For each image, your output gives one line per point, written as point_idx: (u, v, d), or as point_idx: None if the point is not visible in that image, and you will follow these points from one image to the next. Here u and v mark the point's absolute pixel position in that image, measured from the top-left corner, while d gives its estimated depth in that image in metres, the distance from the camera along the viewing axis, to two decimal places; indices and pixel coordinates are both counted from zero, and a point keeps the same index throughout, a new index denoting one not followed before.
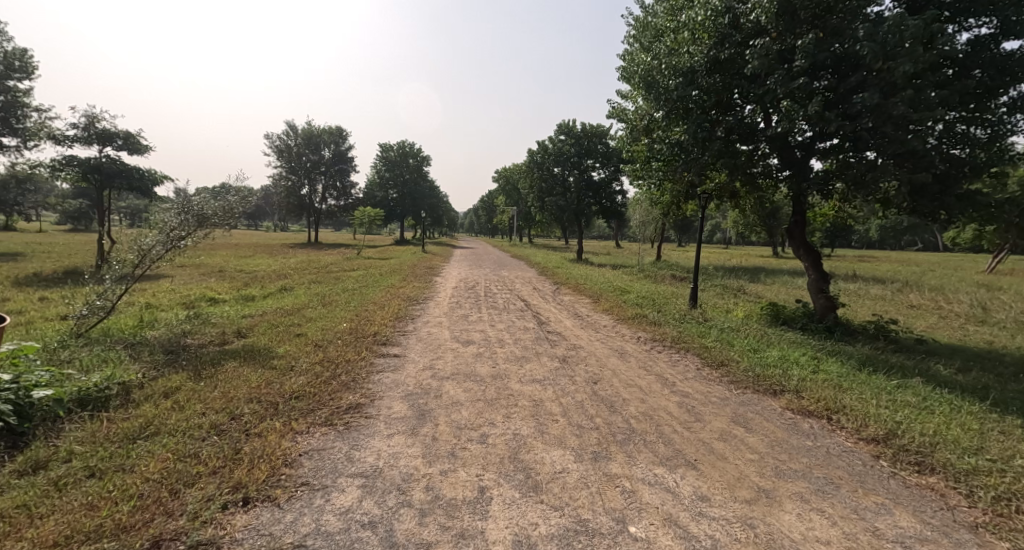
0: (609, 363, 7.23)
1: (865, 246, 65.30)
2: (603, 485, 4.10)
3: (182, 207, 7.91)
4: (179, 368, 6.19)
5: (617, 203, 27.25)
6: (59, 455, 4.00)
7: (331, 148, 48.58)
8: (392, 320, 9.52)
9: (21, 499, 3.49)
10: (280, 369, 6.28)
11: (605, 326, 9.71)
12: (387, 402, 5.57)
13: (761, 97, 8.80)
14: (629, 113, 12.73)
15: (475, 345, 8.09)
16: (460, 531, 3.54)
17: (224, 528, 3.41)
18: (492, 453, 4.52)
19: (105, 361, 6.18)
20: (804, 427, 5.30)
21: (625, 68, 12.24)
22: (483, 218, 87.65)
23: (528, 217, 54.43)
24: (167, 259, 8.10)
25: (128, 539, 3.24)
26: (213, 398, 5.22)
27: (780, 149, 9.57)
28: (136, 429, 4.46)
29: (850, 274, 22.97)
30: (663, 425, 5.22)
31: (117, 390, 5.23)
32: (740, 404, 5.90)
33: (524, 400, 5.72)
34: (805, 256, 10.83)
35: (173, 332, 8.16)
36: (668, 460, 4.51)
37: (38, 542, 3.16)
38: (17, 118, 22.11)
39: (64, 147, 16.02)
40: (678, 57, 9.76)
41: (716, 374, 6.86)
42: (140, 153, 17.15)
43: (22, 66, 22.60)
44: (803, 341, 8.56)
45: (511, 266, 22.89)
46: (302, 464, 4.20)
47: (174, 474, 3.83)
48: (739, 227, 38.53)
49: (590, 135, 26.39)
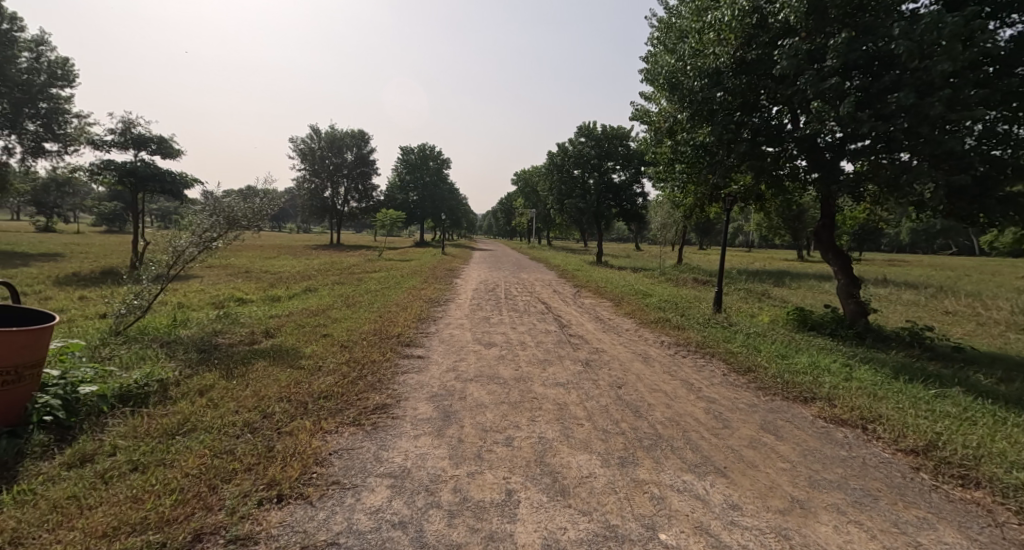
0: (633, 368, 7.17)
1: (896, 249, 63.30)
2: (632, 491, 4.07)
3: (213, 209, 8.16)
4: (212, 366, 6.36)
5: (638, 205, 27.06)
6: (104, 449, 4.15)
7: (354, 151, 49.46)
8: (415, 322, 9.63)
9: (70, 491, 3.62)
10: (308, 369, 6.40)
11: (628, 329, 9.63)
12: (413, 402, 5.63)
13: (790, 98, 8.64)
14: (652, 115, 12.64)
15: (497, 347, 8.12)
16: (490, 533, 3.56)
17: (260, 524, 3.48)
18: (518, 456, 4.52)
19: (144, 359, 6.39)
20: (838, 437, 5.18)
21: (649, 69, 12.17)
22: (502, 221, 87.83)
23: (547, 219, 54.40)
24: (200, 260, 8.34)
25: (172, 532, 3.32)
26: (245, 397, 5.34)
27: (808, 150, 9.37)
28: (175, 425, 4.61)
29: (881, 279, 22.32)
30: (690, 430, 5.16)
31: (156, 387, 5.40)
32: (769, 410, 5.79)
33: (549, 403, 5.71)
34: (835, 260, 10.58)
35: (205, 332, 8.36)
36: (697, 467, 4.46)
37: (87, 533, 3.26)
38: (59, 124, 23.08)
39: (103, 152, 16.67)
40: (704, 58, 9.65)
41: (743, 380, 6.75)
42: (173, 157, 17.69)
43: (65, 75, 23.58)
44: (832, 347, 8.36)
45: (530, 268, 22.94)
46: (332, 463, 4.27)
47: (212, 470, 3.94)
48: (763, 230, 37.86)
49: (611, 137, 26.32)
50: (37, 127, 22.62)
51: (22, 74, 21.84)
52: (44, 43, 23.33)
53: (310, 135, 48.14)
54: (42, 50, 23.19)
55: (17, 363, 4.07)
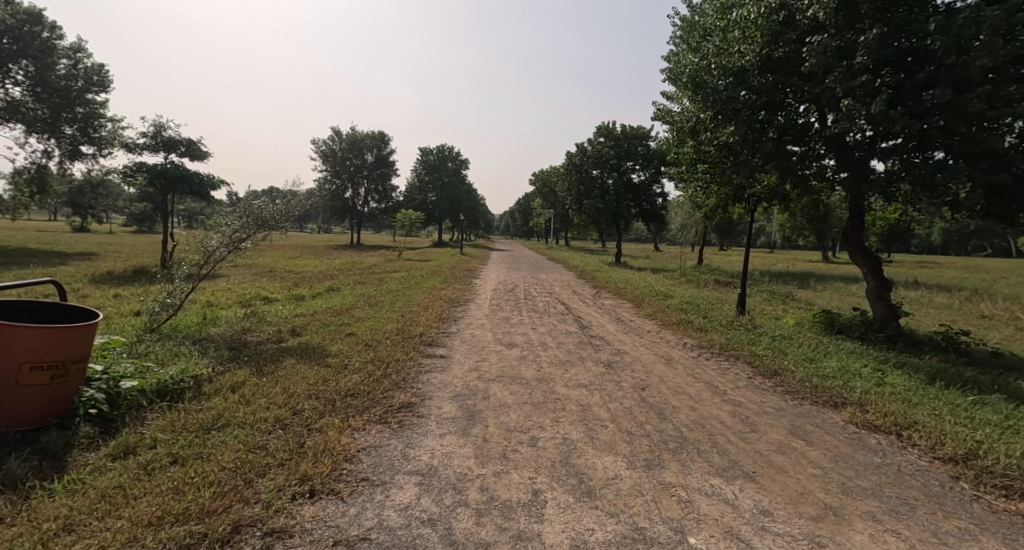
0: (655, 370, 7.10)
1: (927, 249, 61.51)
2: (659, 494, 4.04)
3: (243, 211, 8.37)
4: (243, 363, 6.52)
5: (657, 205, 26.84)
6: (145, 442, 4.29)
7: (374, 152, 50.07)
8: (436, 322, 9.69)
9: (116, 481, 3.75)
10: (334, 366, 6.51)
11: (650, 331, 9.56)
12: (437, 402, 5.68)
13: (818, 96, 8.46)
14: (675, 115, 12.55)
15: (518, 348, 8.14)
16: (518, 532, 3.57)
17: (294, 518, 3.56)
18: (543, 456, 4.53)
19: (177, 356, 6.57)
20: (871, 443, 5.06)
21: (671, 68, 12.09)
22: (520, 222, 87.75)
23: (565, 219, 54.21)
24: (230, 260, 8.54)
25: (212, 523, 3.41)
26: (275, 393, 5.46)
27: (837, 149, 9.17)
28: (209, 420, 4.73)
29: (913, 281, 21.68)
30: (717, 434, 5.10)
31: (191, 383, 5.55)
32: (797, 415, 5.69)
33: (572, 404, 5.70)
34: (864, 263, 10.32)
35: (234, 330, 8.58)
36: (725, 471, 4.41)
37: (133, 521, 3.37)
38: (94, 128, 23.86)
39: (135, 155, 17.19)
40: (729, 57, 9.52)
41: (769, 384, 6.64)
42: (201, 159, 18.14)
43: (100, 81, 24.32)
44: (861, 351, 8.16)
45: (548, 269, 22.89)
46: (361, 459, 4.34)
47: (247, 464, 4.04)
48: (787, 230, 37.13)
49: (631, 136, 26.10)
50: (74, 131, 23.44)
51: (61, 80, 22.63)
52: (81, 50, 24.13)
53: (331, 136, 48.89)
54: (79, 57, 23.97)
55: (65, 358, 4.23)
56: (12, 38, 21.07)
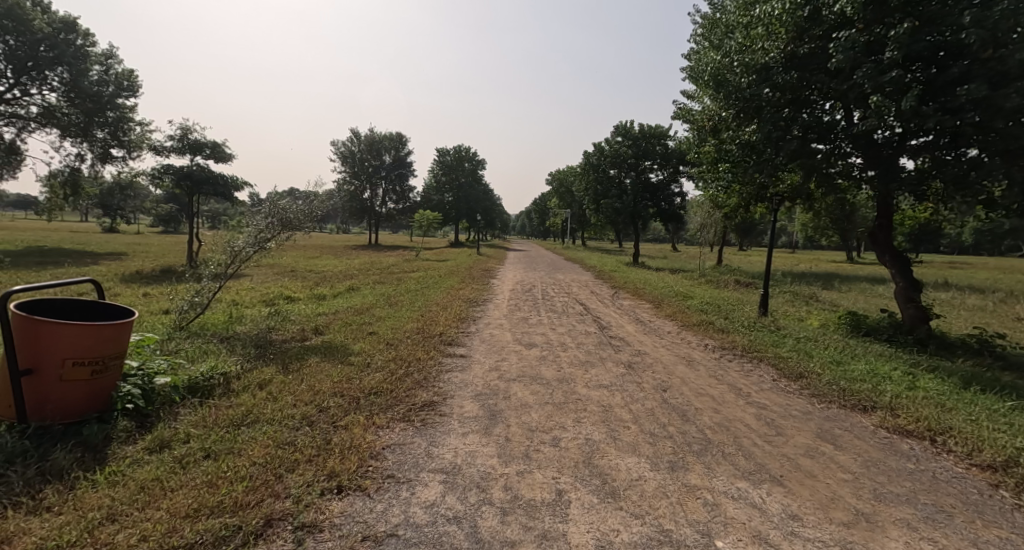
0: (676, 371, 7.02)
1: (959, 250, 59.61)
2: (684, 496, 4.00)
3: (268, 211, 8.56)
4: (269, 361, 6.66)
5: (676, 205, 26.57)
6: (179, 436, 4.40)
7: (392, 154, 50.56)
8: (455, 321, 9.74)
9: (154, 474, 3.86)
10: (357, 365, 6.61)
11: (670, 332, 9.48)
12: (458, 401, 5.70)
13: (846, 92, 8.28)
14: (695, 113, 12.43)
15: (538, 348, 8.14)
16: (543, 531, 3.57)
17: (323, 512, 3.62)
18: (565, 456, 4.52)
19: (205, 354, 6.72)
20: (903, 448, 4.93)
21: (692, 67, 11.98)
22: (537, 223, 87.65)
23: (583, 219, 54.03)
24: (255, 260, 8.70)
25: (246, 516, 3.49)
26: (301, 391, 5.55)
27: (866, 146, 8.95)
28: (239, 416, 4.84)
29: (943, 282, 21.04)
30: (742, 437, 5.02)
31: (220, 380, 5.67)
32: (825, 419, 5.58)
33: (593, 405, 5.68)
34: (893, 263, 10.07)
35: (260, 328, 8.75)
36: (751, 475, 4.34)
37: (172, 512, 3.46)
38: (124, 132, 24.54)
39: (163, 157, 17.63)
40: (752, 54, 9.35)
41: (795, 387, 6.51)
42: (225, 161, 18.51)
43: (130, 86, 24.98)
44: (891, 353, 7.97)
45: (565, 269, 22.83)
46: (385, 457, 4.39)
47: (277, 460, 4.11)
48: (810, 230, 36.39)
49: (649, 135, 25.85)
50: (105, 134, 24.15)
51: (93, 86, 23.29)
52: (113, 56, 24.83)
53: (350, 138, 49.48)
54: (111, 63, 24.66)
55: (104, 355, 4.35)
56: (48, 46, 21.67)
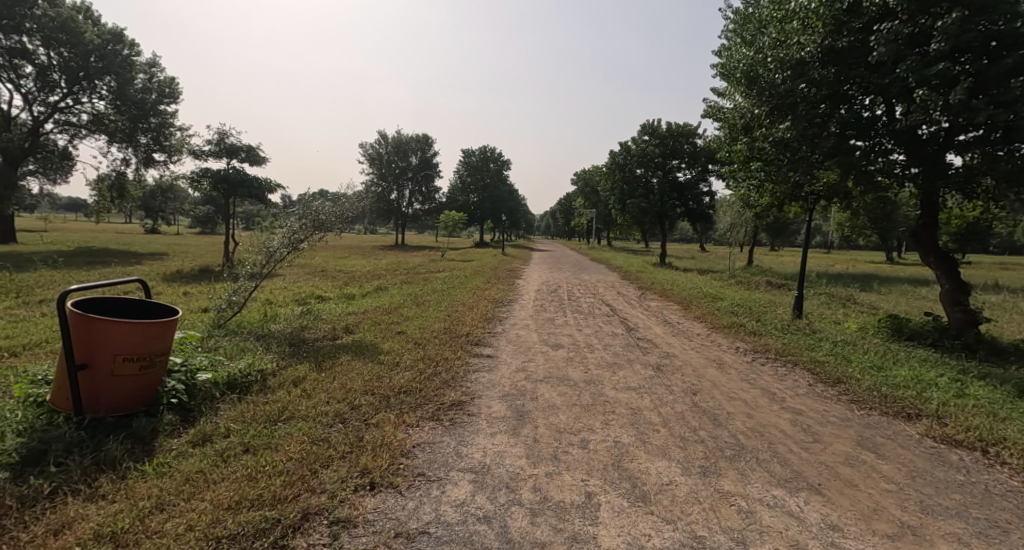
0: (707, 375, 6.90)
1: (1008, 250, 56.86)
2: (717, 502, 3.95)
3: (302, 213, 8.77)
4: (303, 359, 6.82)
5: (705, 205, 26.14)
6: (220, 430, 4.56)
7: (418, 155, 51.06)
8: (482, 321, 9.80)
9: (197, 466, 4.00)
10: (387, 363, 6.72)
11: (699, 334, 9.34)
12: (486, 401, 5.74)
13: (888, 87, 8.01)
14: (727, 112, 12.23)
15: (565, 349, 8.12)
16: (573, 534, 3.58)
17: (357, 508, 3.70)
18: (594, 459, 4.51)
19: (243, 351, 6.92)
20: (951, 459, 4.74)
21: (724, 64, 11.79)
22: (563, 223, 87.37)
23: (609, 219, 53.63)
24: (289, 260, 8.92)
25: (284, 509, 3.59)
26: (334, 389, 5.67)
27: (908, 143, 8.64)
28: (276, 412, 4.98)
29: (993, 284, 20.10)
30: (777, 443, 4.92)
31: (257, 377, 5.84)
32: (865, 426, 5.41)
33: (622, 408, 5.64)
34: (938, 264, 9.69)
35: (294, 327, 8.98)
36: (788, 482, 4.24)
37: (215, 504, 3.58)
38: (165, 137, 25.46)
39: (201, 161, 18.22)
40: (787, 49, 9.10)
41: (833, 392, 6.34)
42: (259, 164, 19.02)
43: (172, 93, 25.92)
44: (935, 359, 7.66)
45: (590, 269, 22.74)
46: (416, 455, 4.45)
47: (312, 455, 4.22)
48: (846, 229, 35.26)
49: (677, 134, 25.45)
50: (148, 140, 25.11)
51: (138, 93, 24.24)
52: (155, 65, 25.80)
53: (378, 140, 50.20)
54: (153, 71, 25.63)
55: (150, 351, 4.54)
56: (98, 56, 22.61)
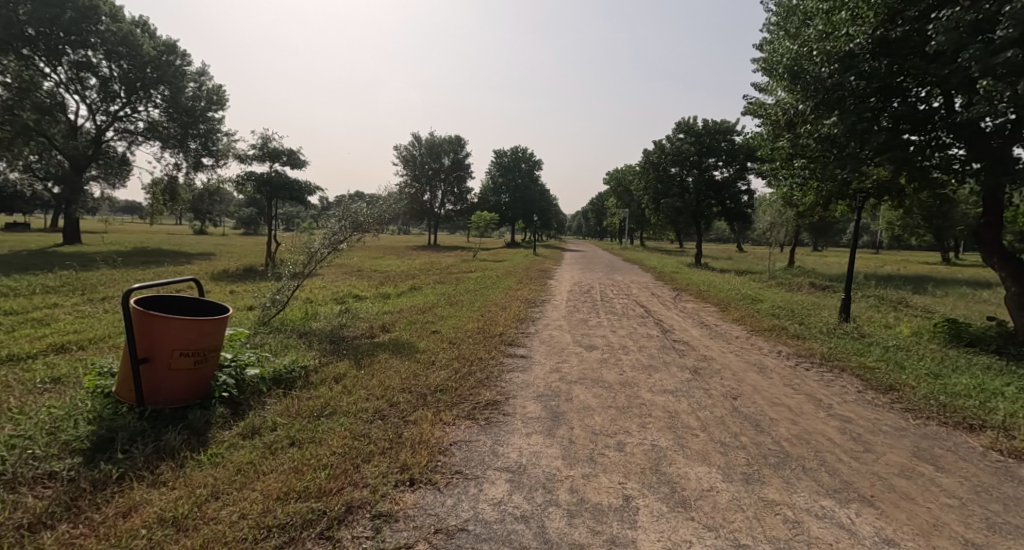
0: (747, 379, 6.74)
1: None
2: (761, 511, 3.85)
3: (342, 215, 9.01)
4: (343, 356, 7.01)
5: (743, 204, 25.50)
6: (267, 424, 4.72)
7: (451, 156, 51.32)
8: (515, 322, 9.82)
9: (248, 457, 4.16)
10: (423, 362, 6.82)
11: (738, 337, 9.12)
12: (521, 401, 5.77)
13: (945, 79, 7.63)
14: (768, 108, 11.90)
15: (599, 350, 8.07)
16: (612, 537, 3.56)
17: (398, 503, 3.77)
18: (631, 462, 4.47)
19: (287, 348, 7.15)
20: (1019, 474, 4.49)
21: (767, 59, 11.49)
22: (595, 223, 86.74)
23: (642, 219, 52.98)
24: (329, 260, 9.17)
25: (329, 501, 3.70)
26: (372, 386, 5.80)
27: (967, 138, 8.20)
28: (319, 407, 5.13)
29: None
30: (824, 451, 4.77)
31: (301, 372, 6.04)
32: (921, 436, 5.18)
33: (659, 411, 5.57)
34: (1002, 266, 9.16)
35: (333, 325, 9.22)
36: (837, 493, 4.11)
37: (266, 494, 3.72)
38: (213, 142, 26.55)
39: (246, 165, 18.89)
40: (835, 41, 8.84)
41: (885, 400, 6.09)
42: (300, 167, 19.60)
43: (219, 100, 26.97)
44: (998, 366, 7.25)
45: (623, 270, 22.51)
46: (453, 453, 4.51)
47: (354, 451, 4.32)
48: (896, 228, 33.72)
49: (714, 132, 24.92)
50: (197, 145, 26.24)
51: (189, 101, 25.36)
52: (204, 74, 26.89)
53: (411, 142, 50.80)
54: (203, 80, 26.75)
55: (204, 348, 4.75)
56: (153, 68, 23.72)
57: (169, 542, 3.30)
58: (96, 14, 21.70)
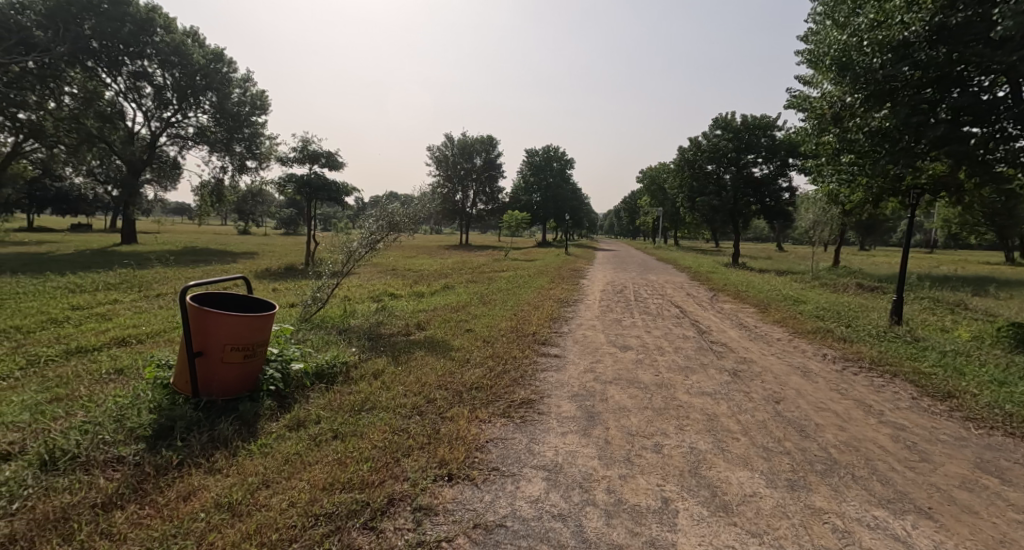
0: (791, 382, 6.54)
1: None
2: (808, 519, 3.74)
3: (379, 215, 9.20)
4: (381, 353, 7.14)
5: (784, 202, 24.71)
6: (311, 417, 4.87)
7: (483, 156, 51.62)
8: (548, 321, 9.80)
9: (295, 448, 4.31)
10: (459, 360, 6.89)
11: (780, 339, 8.85)
12: (555, 400, 5.76)
13: (1010, 67, 7.19)
14: (813, 102, 11.51)
15: (634, 351, 7.98)
16: (651, 539, 3.53)
17: (437, 497, 3.83)
18: (669, 464, 4.40)
19: (327, 344, 7.33)
20: None
21: (812, 51, 11.12)
22: (627, 222, 85.72)
23: (677, 217, 52.04)
24: (367, 259, 9.36)
25: (372, 494, 3.79)
26: (410, 382, 5.90)
27: None
28: (359, 402, 5.24)
29: None
30: (874, 459, 4.59)
31: (342, 367, 6.19)
32: (983, 447, 4.92)
33: (697, 413, 5.46)
34: None
35: (370, 322, 9.40)
36: (890, 503, 3.95)
37: (312, 484, 3.84)
38: (257, 145, 27.49)
39: (287, 167, 19.46)
40: (887, 30, 8.49)
41: (942, 408, 5.81)
42: (338, 168, 20.07)
43: (263, 104, 27.89)
44: None
45: (657, 269, 22.17)
46: (490, 450, 4.54)
47: (394, 445, 4.41)
48: (953, 225, 31.97)
49: (753, 128, 24.27)
50: (242, 148, 27.24)
51: (235, 106, 26.36)
52: (249, 80, 27.88)
53: (444, 143, 51.35)
54: (248, 85, 27.72)
55: (253, 343, 4.93)
56: (203, 75, 24.78)
57: (225, 526, 3.45)
58: (152, 27, 22.71)
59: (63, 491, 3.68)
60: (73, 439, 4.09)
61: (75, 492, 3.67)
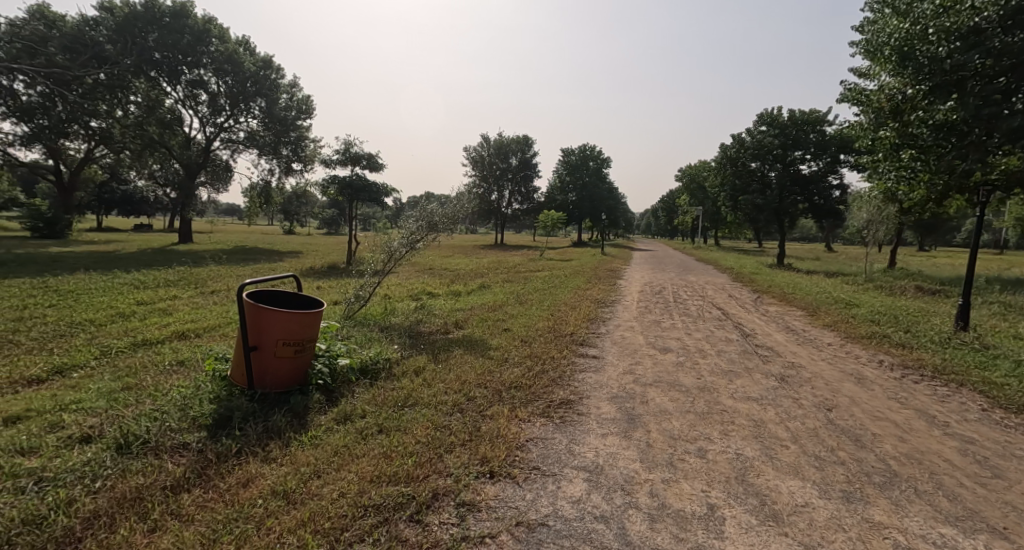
0: (844, 390, 6.27)
1: None
2: (867, 533, 3.59)
3: (420, 215, 9.36)
4: (421, 351, 7.24)
5: (834, 200, 23.73)
6: (357, 411, 4.99)
7: (518, 156, 51.58)
8: (585, 321, 9.74)
9: (342, 441, 4.42)
10: (497, 359, 6.92)
11: (831, 344, 8.50)
12: (594, 401, 5.71)
13: None
14: (868, 95, 11.06)
15: (675, 353, 7.82)
16: (697, 545, 3.46)
17: (479, 494, 3.86)
18: (715, 470, 4.30)
19: (370, 341, 7.48)
20: None
21: (868, 42, 10.73)
22: (665, 222, 84.19)
23: (718, 217, 50.74)
24: (407, 258, 9.49)
25: (416, 488, 3.84)
26: (451, 380, 5.96)
27: None
28: (402, 398, 5.33)
29: None
30: (938, 473, 4.35)
31: (384, 364, 6.31)
32: None
33: (743, 418, 5.31)
34: None
35: (410, 320, 9.56)
36: (958, 521, 3.74)
37: (360, 476, 3.93)
38: (302, 148, 28.34)
39: (331, 170, 20.00)
40: (955, 16, 8.14)
41: (1015, 422, 5.45)
42: (378, 170, 20.48)
43: (307, 109, 28.73)
44: None
45: (699, 270, 21.70)
46: (530, 449, 4.54)
47: (437, 441, 4.46)
48: None
49: (801, 123, 23.42)
50: (289, 151, 28.15)
51: (282, 111, 27.29)
52: (296, 86, 28.83)
53: (481, 143, 51.66)
54: (295, 91, 28.65)
55: (303, 339, 5.09)
56: (253, 82, 25.80)
57: (281, 512, 3.58)
58: (208, 37, 23.86)
59: (137, 473, 3.89)
60: (144, 426, 4.33)
61: (148, 474, 3.88)
